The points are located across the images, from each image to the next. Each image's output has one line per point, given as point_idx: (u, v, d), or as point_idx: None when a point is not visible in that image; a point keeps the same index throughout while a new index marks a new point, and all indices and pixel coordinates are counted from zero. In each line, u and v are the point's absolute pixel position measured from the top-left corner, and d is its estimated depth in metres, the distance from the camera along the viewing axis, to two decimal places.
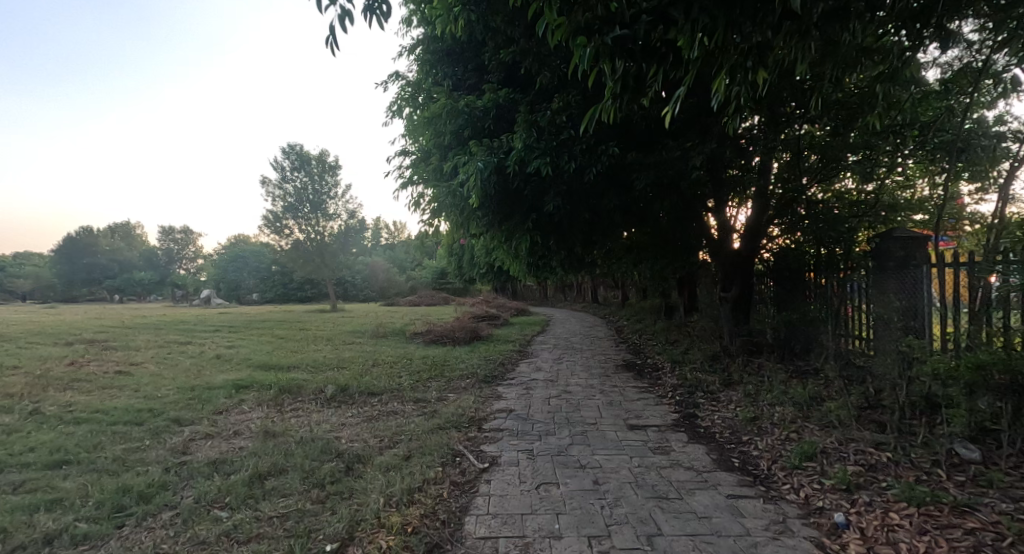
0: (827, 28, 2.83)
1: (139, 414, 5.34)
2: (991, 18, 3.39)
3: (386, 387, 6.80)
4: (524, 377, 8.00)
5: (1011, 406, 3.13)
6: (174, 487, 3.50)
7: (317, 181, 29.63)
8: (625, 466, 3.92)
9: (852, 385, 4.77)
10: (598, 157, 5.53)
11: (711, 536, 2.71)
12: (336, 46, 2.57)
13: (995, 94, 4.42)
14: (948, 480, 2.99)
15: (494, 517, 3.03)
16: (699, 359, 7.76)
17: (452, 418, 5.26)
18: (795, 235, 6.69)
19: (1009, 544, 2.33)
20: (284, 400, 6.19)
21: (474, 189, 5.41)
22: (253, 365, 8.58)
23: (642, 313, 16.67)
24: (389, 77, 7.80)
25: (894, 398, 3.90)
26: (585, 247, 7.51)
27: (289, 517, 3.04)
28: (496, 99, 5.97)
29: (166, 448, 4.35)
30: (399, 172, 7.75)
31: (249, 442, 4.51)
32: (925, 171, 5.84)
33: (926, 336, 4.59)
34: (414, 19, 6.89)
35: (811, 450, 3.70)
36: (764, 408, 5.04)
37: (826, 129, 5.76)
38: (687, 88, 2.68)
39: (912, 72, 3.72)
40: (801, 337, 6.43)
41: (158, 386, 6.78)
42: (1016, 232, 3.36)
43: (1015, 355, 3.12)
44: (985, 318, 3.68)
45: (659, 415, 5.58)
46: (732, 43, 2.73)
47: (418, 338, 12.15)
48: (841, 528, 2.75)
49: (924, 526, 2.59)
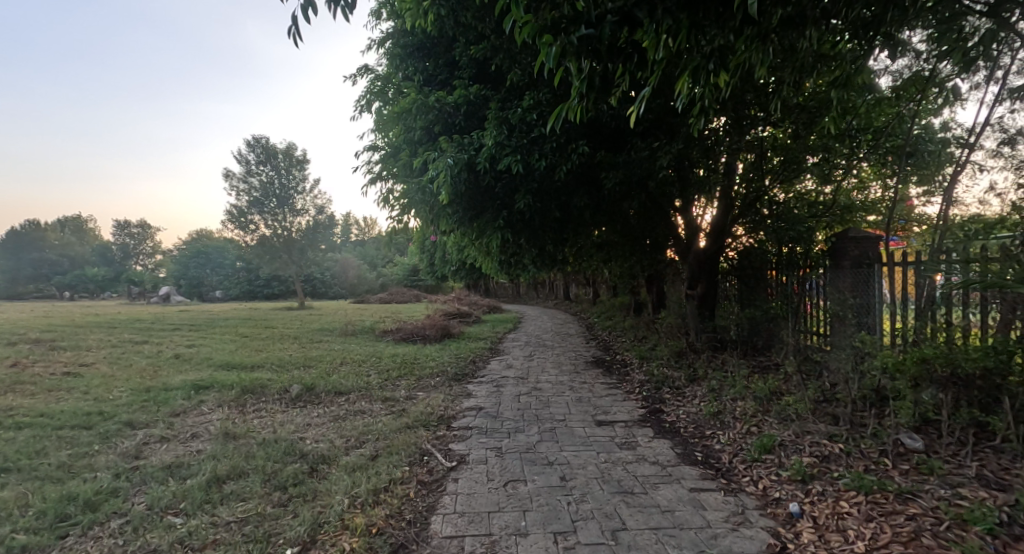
0: (782, 34, 2.92)
1: (88, 418, 5.09)
2: (935, 30, 3.57)
3: (353, 386, 6.66)
4: (495, 374, 7.97)
5: (951, 399, 3.30)
6: (125, 494, 3.36)
7: (283, 176, 28.83)
8: (592, 462, 3.97)
9: (810, 380, 4.97)
10: (568, 155, 5.58)
11: (674, 529, 2.77)
12: (299, 37, 2.50)
13: (941, 102, 4.58)
14: (893, 469, 3.14)
15: (460, 517, 3.01)
16: (666, 355, 7.91)
17: (421, 417, 5.19)
18: (759, 235, 7.08)
19: (946, 528, 2.46)
20: (246, 400, 6.03)
21: (443, 186, 5.34)
22: (214, 364, 8.28)
23: (612, 310, 16.93)
24: (359, 70, 7.66)
25: (847, 392, 4.07)
26: (557, 244, 7.57)
27: (247, 522, 2.95)
28: (467, 95, 5.94)
29: (117, 453, 4.16)
30: (368, 167, 7.59)
31: (207, 445, 4.35)
32: (878, 174, 6.18)
33: (877, 332, 4.79)
34: (383, 12, 6.77)
35: (769, 443, 3.84)
36: (727, 403, 5.18)
37: (788, 131, 5.99)
38: (652, 88, 2.73)
39: (865, 79, 3.86)
40: (764, 334, 6.64)
41: (110, 388, 6.47)
42: (958, 233, 3.61)
43: (955, 350, 3.29)
44: (930, 315, 3.89)
45: (626, 410, 5.68)
46: (696, 45, 2.81)
47: (387, 336, 11.96)
48: (796, 517, 2.87)
49: (871, 513, 2.72)
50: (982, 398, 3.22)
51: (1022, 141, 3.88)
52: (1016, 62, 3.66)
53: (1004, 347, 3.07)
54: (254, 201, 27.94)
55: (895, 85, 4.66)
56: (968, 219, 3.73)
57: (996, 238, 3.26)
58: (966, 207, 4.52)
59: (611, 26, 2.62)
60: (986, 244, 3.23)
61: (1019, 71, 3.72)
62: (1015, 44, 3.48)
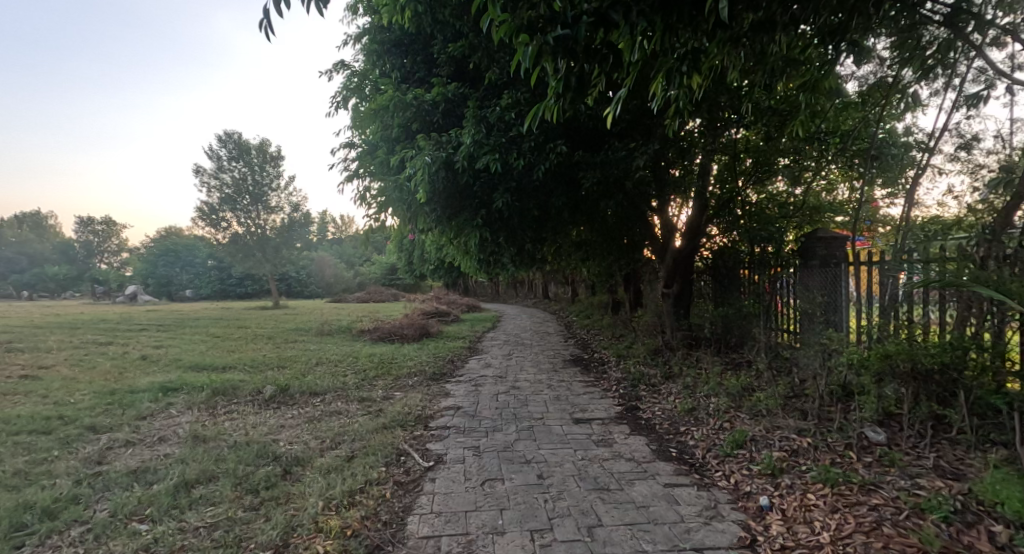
0: (755, 38, 2.99)
1: (47, 422, 4.89)
2: (896, 39, 3.71)
3: (329, 386, 6.57)
4: (474, 374, 7.95)
5: (911, 392, 3.43)
6: (86, 501, 3.24)
7: (257, 172, 28.14)
8: (569, 459, 4.01)
9: (780, 376, 5.11)
10: (547, 155, 5.60)
11: (648, 524, 2.82)
12: (271, 31, 2.41)
13: (903, 107, 4.75)
14: (857, 461, 3.24)
15: (438, 516, 3.00)
16: (643, 352, 8.03)
17: (398, 417, 5.14)
18: (732, 235, 7.14)
19: (905, 516, 2.56)
20: (217, 402, 5.88)
21: (421, 184, 5.29)
22: (182, 366, 8.03)
23: (590, 309, 17.09)
24: (335, 66, 7.52)
25: (815, 388, 4.20)
26: (536, 243, 7.58)
27: (217, 527, 2.88)
28: (445, 93, 5.90)
29: (78, 458, 4.01)
30: (345, 164, 7.45)
31: (175, 449, 4.23)
32: (845, 176, 6.39)
33: (844, 329, 4.97)
34: (359, 7, 6.67)
35: (741, 438, 3.93)
36: (701, 399, 5.29)
37: (761, 133, 6.15)
38: (628, 90, 2.77)
39: (832, 84, 3.97)
40: (737, 332, 6.81)
41: (72, 391, 6.22)
42: (920, 234, 3.79)
43: (915, 345, 3.42)
44: (891, 313, 4.04)
45: (604, 408, 5.75)
46: (670, 48, 2.87)
47: (365, 336, 11.81)
48: (766, 510, 2.94)
49: (836, 504, 2.81)
50: (940, 392, 3.37)
51: (977, 146, 4.04)
52: (972, 71, 3.83)
53: (958, 342, 3.23)
54: (226, 198, 27.21)
55: (861, 89, 4.83)
56: (928, 221, 3.91)
57: (952, 239, 3.42)
58: (926, 210, 4.72)
59: (587, 27, 2.63)
60: (943, 244, 3.43)
61: (974, 79, 3.89)
62: (971, 53, 3.64)
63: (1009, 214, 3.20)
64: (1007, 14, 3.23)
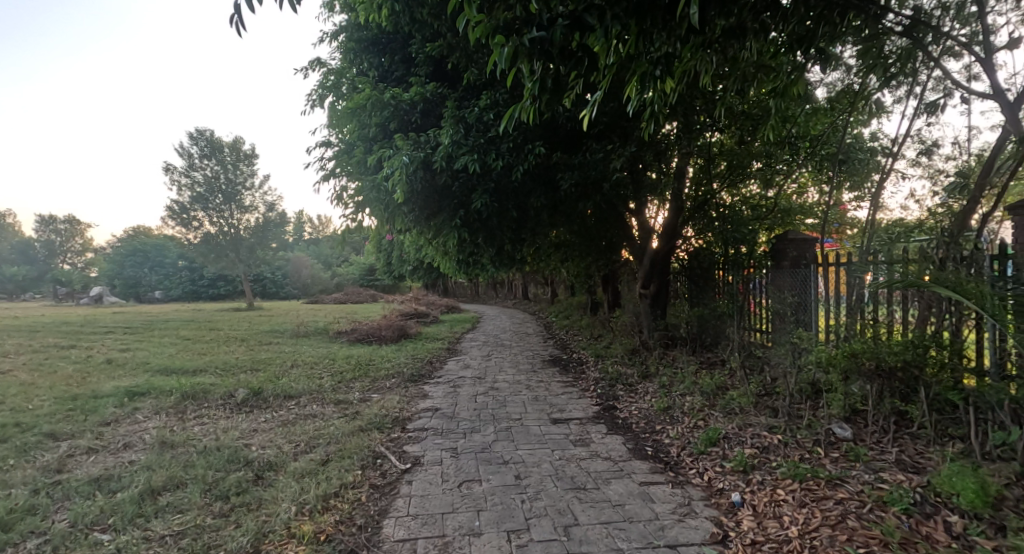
0: (725, 45, 3.07)
1: (4, 429, 4.69)
2: (860, 49, 3.81)
3: (304, 389, 6.45)
4: (453, 375, 7.92)
5: (876, 390, 3.55)
6: (44, 511, 3.11)
7: (230, 171, 27.46)
8: (547, 459, 4.02)
9: (752, 374, 5.23)
10: (525, 155, 5.60)
11: (624, 522, 2.85)
12: (242, 26, 2.29)
13: (868, 115, 4.93)
14: (825, 457, 3.34)
15: (414, 518, 2.98)
16: (620, 352, 8.13)
17: (375, 419, 5.10)
18: (709, 237, 7.30)
19: (869, 509, 2.65)
20: (186, 406, 5.72)
21: (398, 185, 5.23)
22: (150, 369, 7.81)
23: (570, 310, 17.21)
24: (311, 64, 7.40)
25: (786, 385, 4.30)
26: (515, 244, 7.58)
27: (184, 535, 2.80)
28: (423, 93, 5.86)
29: (37, 466, 3.84)
30: (320, 164, 7.32)
31: (142, 455, 4.10)
32: (815, 179, 6.59)
33: (813, 328, 5.11)
34: (336, 5, 6.59)
35: (715, 436, 4.00)
36: (677, 398, 5.36)
37: (734, 137, 6.28)
38: (604, 93, 2.81)
39: (802, 91, 4.08)
40: (712, 330, 6.94)
41: (30, 396, 5.97)
42: (885, 236, 3.94)
43: (879, 345, 3.52)
44: (858, 313, 4.19)
45: (581, 407, 5.78)
46: (644, 52, 2.91)
47: (342, 337, 11.66)
48: (737, 506, 3.01)
49: (804, 499, 2.89)
50: (901, 388, 3.50)
51: (937, 152, 4.21)
52: (932, 80, 3.99)
53: (919, 340, 3.35)
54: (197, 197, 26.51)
55: (829, 96, 4.95)
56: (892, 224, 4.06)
57: (915, 240, 3.63)
58: (891, 213, 4.92)
59: (561, 30, 2.64)
60: (908, 245, 3.66)
61: (933, 88, 4.05)
62: (930, 63, 3.79)
63: (965, 216, 3.35)
64: (962, 25, 3.39)
